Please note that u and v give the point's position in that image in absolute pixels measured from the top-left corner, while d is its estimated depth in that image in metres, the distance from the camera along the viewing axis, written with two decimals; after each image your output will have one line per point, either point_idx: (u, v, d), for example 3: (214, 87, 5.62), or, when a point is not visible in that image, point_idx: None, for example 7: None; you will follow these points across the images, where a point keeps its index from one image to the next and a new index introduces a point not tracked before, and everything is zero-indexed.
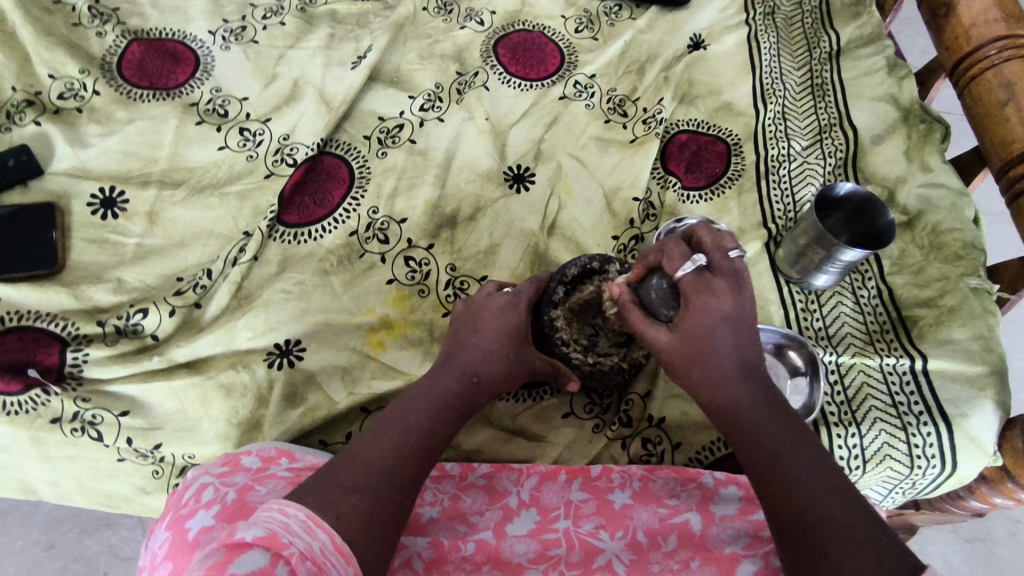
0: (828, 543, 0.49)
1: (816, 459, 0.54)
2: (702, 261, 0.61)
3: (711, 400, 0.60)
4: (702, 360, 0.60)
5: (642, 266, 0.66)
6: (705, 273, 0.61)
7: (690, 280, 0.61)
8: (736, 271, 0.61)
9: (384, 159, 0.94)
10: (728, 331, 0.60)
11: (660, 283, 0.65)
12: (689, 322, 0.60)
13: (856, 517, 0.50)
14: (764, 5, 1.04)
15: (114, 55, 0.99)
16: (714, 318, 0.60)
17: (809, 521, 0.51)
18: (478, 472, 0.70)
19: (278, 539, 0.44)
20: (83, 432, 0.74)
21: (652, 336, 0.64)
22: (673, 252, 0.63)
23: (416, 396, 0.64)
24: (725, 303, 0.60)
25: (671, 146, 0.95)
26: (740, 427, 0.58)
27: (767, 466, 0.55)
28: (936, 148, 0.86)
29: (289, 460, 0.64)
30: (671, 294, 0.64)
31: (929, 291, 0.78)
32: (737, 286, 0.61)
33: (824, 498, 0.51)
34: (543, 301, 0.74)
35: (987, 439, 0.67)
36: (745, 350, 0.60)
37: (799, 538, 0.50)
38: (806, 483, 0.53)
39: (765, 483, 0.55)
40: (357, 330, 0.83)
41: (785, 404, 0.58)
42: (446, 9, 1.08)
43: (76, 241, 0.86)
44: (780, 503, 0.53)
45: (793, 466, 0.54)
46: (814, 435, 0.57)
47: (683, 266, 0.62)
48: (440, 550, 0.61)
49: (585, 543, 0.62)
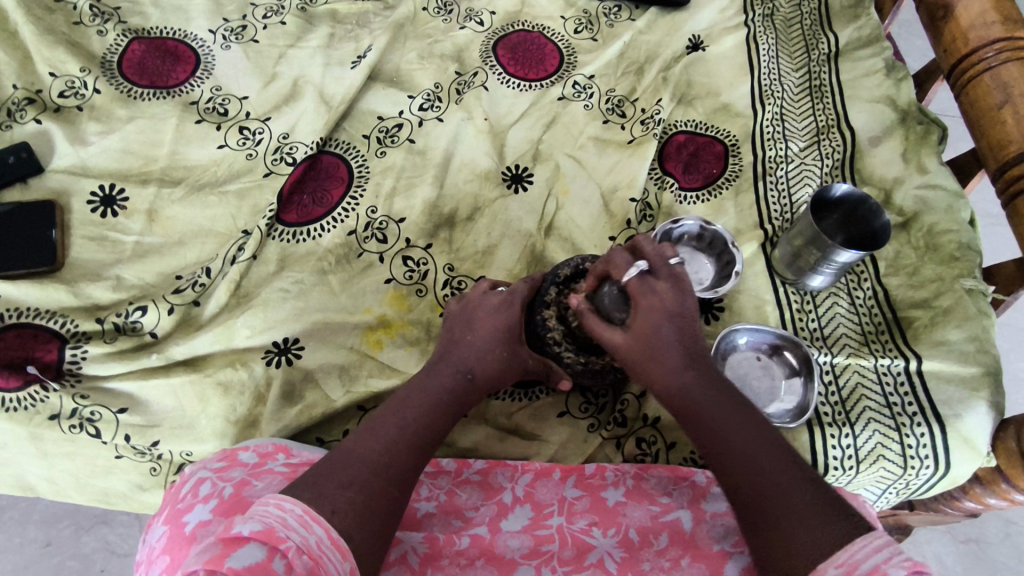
0: (783, 520, 0.49)
1: (767, 440, 0.55)
2: (644, 265, 0.64)
3: (666, 394, 0.60)
4: (655, 356, 0.61)
5: (592, 276, 0.68)
6: (648, 276, 0.63)
7: (636, 282, 0.63)
8: (677, 275, 0.63)
9: (383, 158, 0.95)
10: (673, 328, 0.61)
11: (610, 290, 0.67)
12: (639, 322, 0.62)
13: (808, 491, 0.51)
14: (763, 7, 1.04)
15: (115, 54, 0.99)
16: (659, 317, 0.61)
17: (764, 501, 0.51)
18: (473, 468, 0.71)
19: (275, 534, 0.45)
20: (81, 429, 0.74)
21: (607, 338, 0.64)
22: (617, 259, 0.66)
23: (410, 393, 0.64)
24: (668, 302, 0.62)
25: (669, 147, 0.95)
26: (692, 418, 0.58)
27: (721, 454, 0.55)
28: (932, 150, 0.87)
29: (286, 456, 0.65)
30: (622, 300, 0.67)
31: (924, 292, 0.78)
32: (679, 287, 0.63)
33: (776, 479, 0.52)
34: (537, 301, 0.75)
35: (981, 440, 0.68)
36: (692, 345, 0.61)
37: (758, 521, 0.51)
38: (760, 463, 0.53)
39: (721, 471, 0.55)
40: (354, 328, 0.83)
41: (735, 392, 0.59)
42: (446, 9, 1.08)
43: (75, 239, 0.86)
44: (738, 489, 0.53)
45: (745, 449, 0.54)
46: (764, 418, 0.58)
47: (628, 271, 0.64)
48: (435, 545, 0.61)
49: (578, 539, 0.62)
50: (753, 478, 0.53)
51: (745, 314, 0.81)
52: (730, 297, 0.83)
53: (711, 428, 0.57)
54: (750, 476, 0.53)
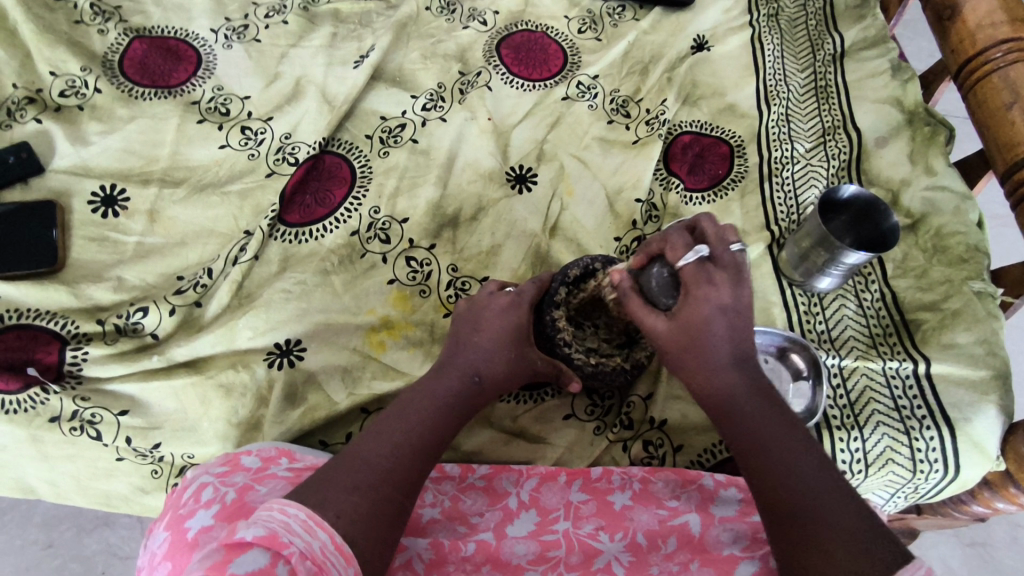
0: (819, 533, 0.49)
1: (807, 451, 0.54)
2: (705, 252, 0.60)
3: (705, 392, 0.59)
4: (699, 350, 0.59)
5: (643, 253, 0.64)
6: (707, 264, 0.59)
7: (693, 269, 0.59)
8: (737, 265, 0.60)
9: (386, 158, 0.94)
10: (725, 322, 0.58)
11: (660, 271, 0.62)
12: (688, 312, 0.59)
13: (848, 508, 0.50)
14: (768, 7, 1.03)
15: (116, 53, 0.99)
16: (712, 309, 0.58)
17: (801, 511, 0.51)
18: (478, 474, 0.70)
19: (278, 539, 0.44)
20: (81, 431, 0.73)
21: (649, 324, 0.61)
22: (676, 241, 0.62)
23: (416, 396, 0.63)
24: (724, 295, 0.58)
25: (674, 147, 0.94)
26: (733, 419, 0.58)
27: (761, 459, 0.55)
28: (940, 151, 0.86)
29: (289, 460, 0.64)
30: (672, 284, 0.62)
31: (933, 294, 0.78)
32: (737, 280, 0.59)
33: (817, 492, 0.51)
34: (544, 302, 0.72)
35: (991, 443, 0.67)
36: (742, 343, 0.59)
37: (791, 529, 0.50)
38: (801, 474, 0.53)
39: (756, 475, 0.55)
40: (357, 330, 0.82)
41: (778, 398, 0.58)
42: (449, 9, 1.07)
43: (76, 239, 0.85)
44: (772, 494, 0.53)
45: (786, 458, 0.54)
46: (805, 429, 0.57)
47: (686, 256, 0.60)
48: (440, 551, 0.60)
49: (585, 544, 0.61)
50: (790, 487, 0.52)
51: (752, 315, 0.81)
52: None
53: (750, 431, 0.56)
54: (788, 485, 0.52)
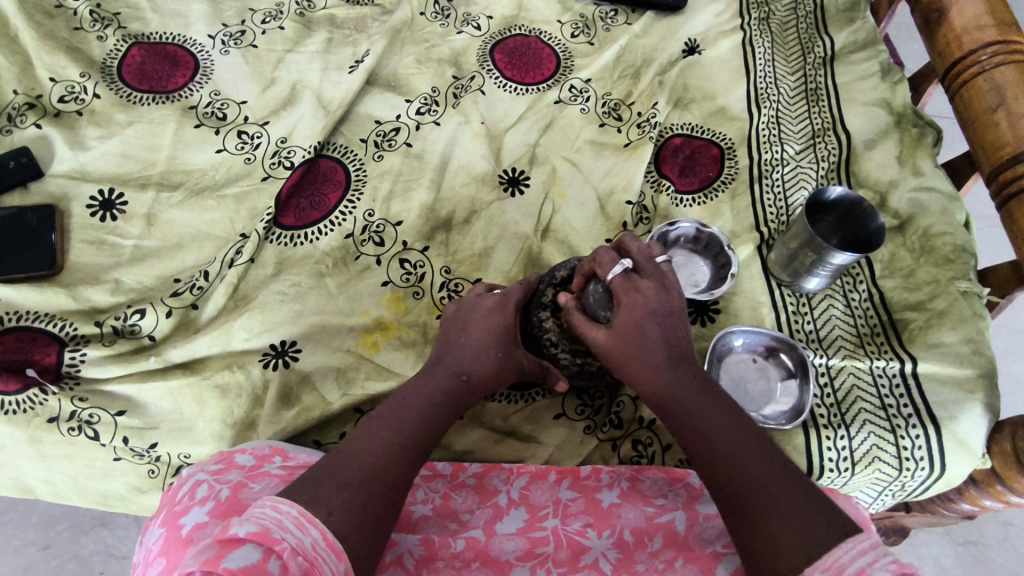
0: (767, 520, 0.49)
1: (750, 441, 0.55)
2: (629, 264, 0.62)
3: (649, 398, 0.60)
4: (636, 355, 0.60)
5: (578, 272, 0.67)
6: (633, 275, 0.62)
7: (620, 281, 0.61)
8: (662, 272, 0.62)
9: (380, 162, 0.95)
10: (656, 327, 0.60)
11: (595, 287, 0.66)
12: (619, 322, 0.61)
13: (794, 494, 0.51)
14: (759, 10, 1.05)
15: (115, 59, 1.00)
16: (642, 317, 0.60)
17: (750, 500, 0.51)
18: (469, 472, 0.72)
19: (271, 535, 0.45)
20: (79, 431, 0.74)
21: (591, 337, 0.64)
22: (603, 257, 0.63)
23: (405, 396, 0.64)
24: (652, 301, 0.60)
25: (665, 150, 0.95)
26: (675, 418, 0.58)
27: (708, 452, 0.55)
28: (927, 153, 0.87)
29: (282, 459, 0.65)
30: (607, 299, 0.65)
31: (919, 294, 0.79)
32: (662, 286, 0.61)
33: (764, 480, 0.52)
34: (533, 303, 0.74)
35: (976, 441, 0.68)
36: (676, 345, 0.61)
37: (744, 522, 0.51)
38: (745, 465, 0.53)
39: (708, 475, 0.55)
40: (351, 331, 0.84)
41: (721, 394, 0.59)
42: (443, 14, 1.09)
43: (75, 243, 0.87)
44: (721, 492, 0.53)
45: (733, 452, 0.54)
46: (750, 420, 0.58)
47: (613, 269, 0.62)
48: (430, 547, 0.61)
49: (573, 541, 0.62)
50: (738, 478, 0.53)
51: (741, 315, 0.82)
52: (726, 299, 0.83)
53: (695, 432, 0.57)
54: (734, 478, 0.53)
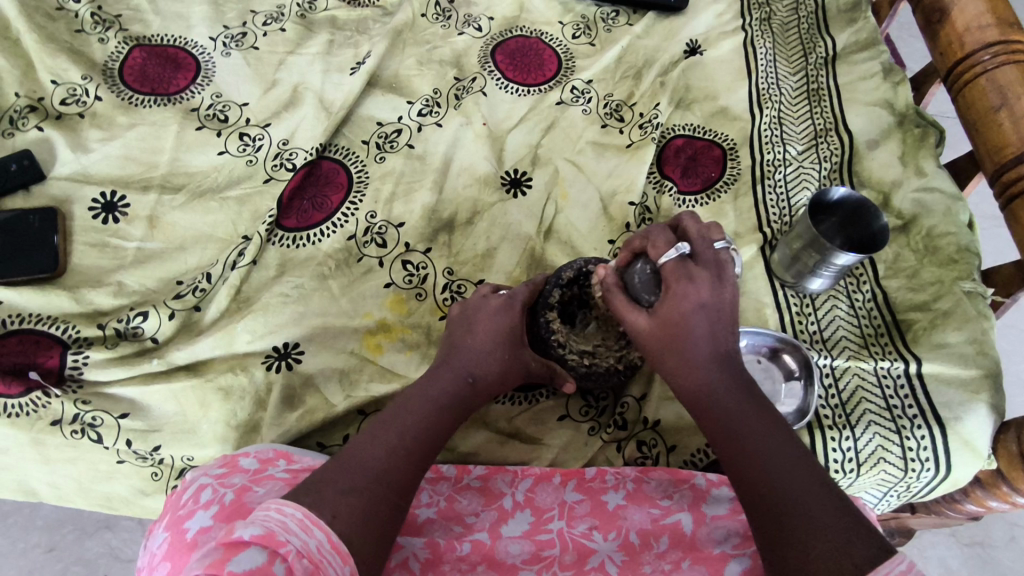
0: (800, 527, 0.49)
1: (786, 446, 0.55)
2: (686, 249, 0.61)
3: (685, 390, 0.60)
4: (678, 345, 0.60)
5: (628, 251, 0.67)
6: (687, 261, 0.61)
7: (673, 266, 0.61)
8: (719, 261, 0.61)
9: (382, 163, 0.95)
10: (703, 317, 0.59)
11: (643, 269, 0.65)
12: (667, 308, 0.60)
13: (828, 503, 0.50)
14: (760, 11, 1.05)
15: (116, 62, 1.00)
16: (690, 306, 0.59)
17: (781, 506, 0.51)
18: (473, 475, 0.71)
19: (275, 538, 0.45)
20: (83, 434, 0.74)
21: (631, 319, 0.63)
22: (657, 238, 0.63)
23: (412, 398, 0.64)
24: (703, 291, 0.59)
25: (668, 151, 0.95)
26: (709, 413, 0.58)
27: (741, 453, 0.55)
28: (930, 153, 0.87)
29: (286, 462, 0.65)
30: (653, 281, 0.64)
31: (923, 294, 0.78)
32: (717, 277, 0.60)
33: (796, 487, 0.52)
34: (539, 304, 0.74)
35: (982, 442, 0.68)
36: (721, 339, 0.60)
37: (774, 525, 0.51)
38: (778, 469, 0.53)
39: (741, 472, 0.55)
40: (354, 333, 0.83)
41: (760, 395, 0.59)
42: (445, 15, 1.08)
43: (78, 246, 0.87)
44: (753, 492, 0.53)
45: (767, 454, 0.54)
46: (786, 425, 0.57)
47: (666, 253, 0.62)
48: (436, 550, 0.61)
49: (579, 544, 0.62)
50: (770, 481, 0.53)
51: (744, 316, 0.82)
52: None
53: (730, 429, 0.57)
54: (767, 481, 0.53)
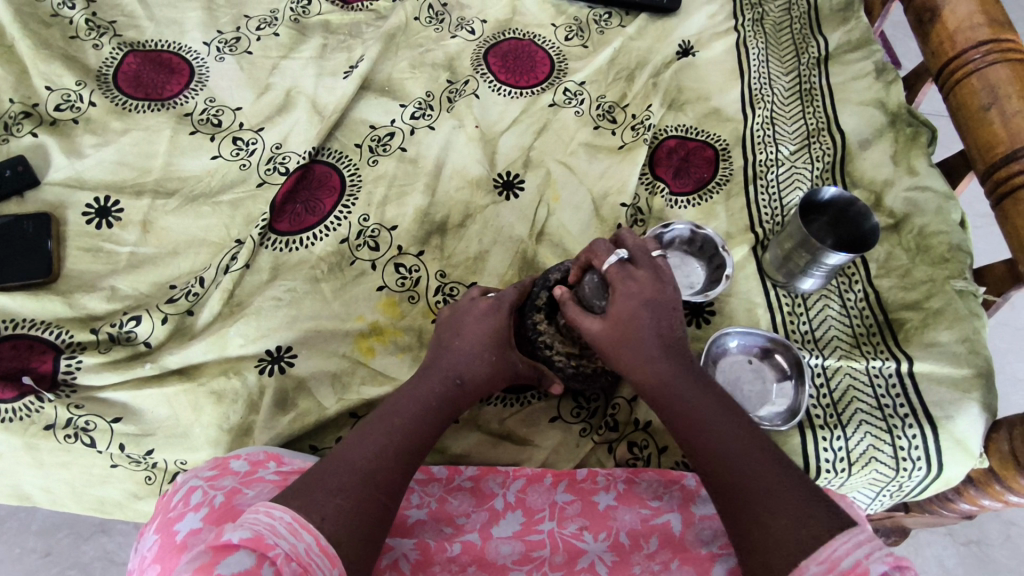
0: (761, 508, 0.49)
1: (743, 432, 0.55)
2: (624, 254, 0.64)
3: (645, 386, 0.60)
4: (632, 343, 0.61)
5: (575, 266, 0.68)
6: (627, 265, 0.63)
7: (615, 269, 0.63)
8: (656, 265, 0.63)
9: (375, 167, 0.95)
10: (649, 314, 0.60)
11: (591, 278, 0.67)
12: (617, 310, 0.61)
13: (788, 483, 0.50)
14: (753, 11, 1.05)
15: (111, 67, 1.01)
16: (637, 304, 0.61)
17: (743, 490, 0.51)
18: (465, 475, 0.71)
19: (264, 541, 0.46)
20: (76, 439, 0.74)
21: (585, 327, 0.64)
22: (599, 247, 0.65)
23: (399, 400, 0.64)
24: (647, 289, 0.61)
25: (660, 152, 0.95)
26: (670, 407, 0.58)
27: (702, 442, 0.55)
28: (922, 152, 0.87)
29: (277, 464, 0.65)
30: (602, 288, 0.66)
31: (915, 293, 0.78)
32: (658, 276, 0.62)
33: (757, 468, 0.52)
34: (527, 306, 0.75)
35: (974, 440, 0.67)
36: (670, 335, 0.61)
37: (737, 511, 0.50)
38: (740, 455, 0.53)
39: (703, 465, 0.54)
40: (347, 336, 0.84)
41: (717, 387, 0.59)
42: (438, 18, 1.09)
43: (71, 251, 0.87)
44: (716, 483, 0.53)
45: (726, 441, 0.54)
46: (744, 412, 0.58)
47: (608, 259, 0.64)
48: (426, 552, 0.61)
49: (569, 544, 0.62)
50: (732, 467, 0.52)
51: (736, 317, 0.82)
52: (721, 301, 0.83)
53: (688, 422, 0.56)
54: (730, 466, 0.52)
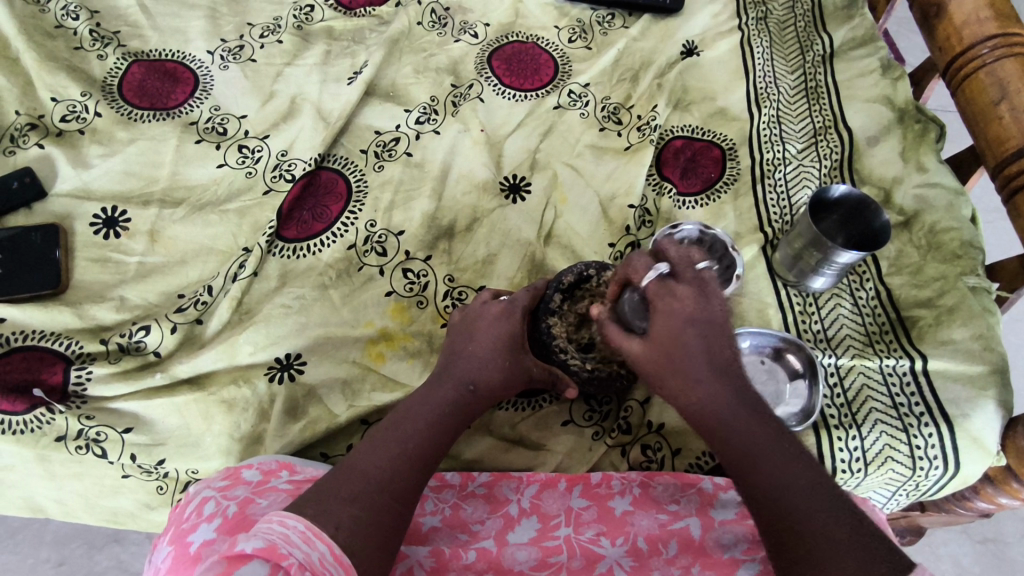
0: (818, 553, 0.48)
1: (802, 469, 0.53)
2: (665, 269, 0.59)
3: (691, 413, 0.58)
4: (675, 369, 0.57)
5: (613, 281, 0.65)
6: (669, 280, 0.59)
7: (654, 287, 0.59)
8: (703, 278, 0.59)
9: (381, 172, 0.95)
10: (696, 337, 0.57)
11: (631, 296, 0.64)
12: (658, 333, 0.58)
13: (845, 524, 0.49)
14: (757, 10, 1.04)
15: (115, 78, 1.01)
16: (679, 325, 0.57)
17: (799, 532, 0.50)
18: (478, 481, 0.71)
19: (278, 550, 0.45)
20: (87, 450, 0.74)
21: (627, 348, 0.62)
22: (638, 263, 0.62)
23: (412, 408, 0.64)
24: (689, 307, 0.57)
25: (666, 152, 0.95)
26: (718, 438, 0.56)
27: (753, 475, 0.54)
28: (931, 148, 0.86)
29: (289, 473, 0.65)
30: (643, 307, 0.64)
31: (928, 291, 0.78)
32: (703, 293, 0.58)
33: (814, 509, 0.51)
34: (540, 309, 0.75)
35: (990, 438, 0.67)
36: (719, 357, 0.57)
37: (795, 553, 0.50)
38: (798, 494, 0.52)
39: (757, 499, 0.53)
40: (356, 343, 0.83)
41: (767, 412, 0.57)
42: (441, 23, 1.09)
43: (79, 261, 0.87)
44: (774, 520, 0.52)
45: (779, 477, 0.53)
46: (798, 443, 0.55)
47: (648, 274, 0.60)
48: (441, 558, 0.61)
49: (587, 549, 0.62)
50: (789, 507, 0.51)
51: (747, 317, 0.81)
52: (732, 301, 0.82)
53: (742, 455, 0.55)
54: (787, 505, 0.51)
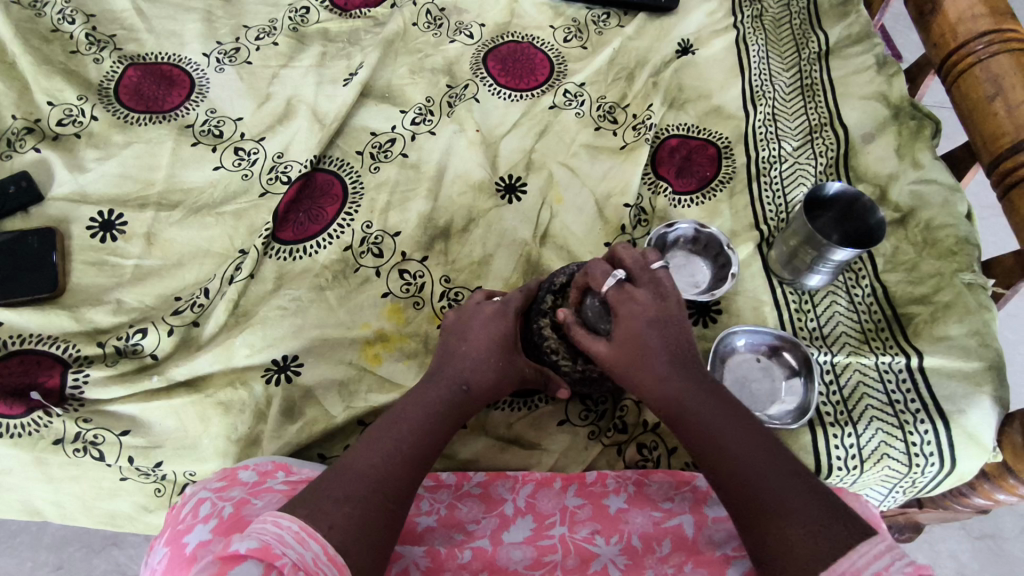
0: (773, 516, 0.49)
1: (762, 443, 0.54)
2: (622, 275, 0.64)
3: (658, 400, 0.60)
4: (642, 362, 0.61)
5: (574, 289, 0.69)
6: (626, 286, 0.64)
7: (615, 293, 0.64)
8: (657, 280, 0.64)
9: (377, 173, 0.95)
10: (656, 333, 0.61)
11: (593, 302, 0.67)
12: (622, 332, 0.62)
13: (803, 489, 0.50)
14: (752, 8, 1.04)
15: (111, 81, 1.01)
16: (641, 323, 0.62)
17: (757, 500, 0.51)
18: (473, 481, 0.71)
19: (271, 551, 0.45)
20: (85, 452, 0.74)
21: (592, 350, 0.65)
22: (596, 270, 0.66)
23: (406, 408, 0.64)
24: (649, 309, 0.62)
25: (661, 152, 0.95)
26: (682, 420, 0.58)
27: (712, 450, 0.55)
28: (926, 145, 0.86)
29: (284, 474, 0.65)
30: (604, 312, 0.67)
31: (923, 288, 0.78)
32: (659, 293, 0.63)
33: (770, 477, 0.51)
34: (533, 310, 0.75)
35: (986, 434, 0.66)
36: (681, 351, 0.61)
37: (751, 519, 0.50)
38: (755, 465, 0.53)
39: (716, 473, 0.54)
40: (353, 344, 0.83)
41: (727, 395, 0.59)
42: (436, 23, 1.09)
43: (76, 265, 0.87)
44: (734, 493, 0.52)
45: (736, 451, 0.54)
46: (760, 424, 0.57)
47: (606, 281, 0.65)
48: (436, 558, 0.60)
49: (581, 548, 0.61)
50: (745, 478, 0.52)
51: (743, 315, 0.81)
52: (727, 299, 0.82)
53: (703, 433, 0.56)
54: (745, 478, 0.52)
